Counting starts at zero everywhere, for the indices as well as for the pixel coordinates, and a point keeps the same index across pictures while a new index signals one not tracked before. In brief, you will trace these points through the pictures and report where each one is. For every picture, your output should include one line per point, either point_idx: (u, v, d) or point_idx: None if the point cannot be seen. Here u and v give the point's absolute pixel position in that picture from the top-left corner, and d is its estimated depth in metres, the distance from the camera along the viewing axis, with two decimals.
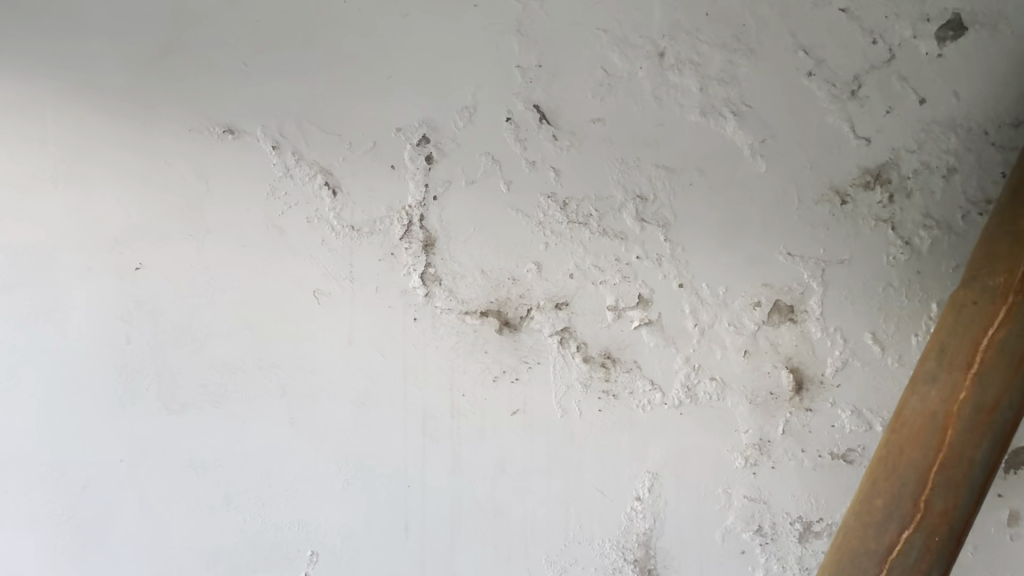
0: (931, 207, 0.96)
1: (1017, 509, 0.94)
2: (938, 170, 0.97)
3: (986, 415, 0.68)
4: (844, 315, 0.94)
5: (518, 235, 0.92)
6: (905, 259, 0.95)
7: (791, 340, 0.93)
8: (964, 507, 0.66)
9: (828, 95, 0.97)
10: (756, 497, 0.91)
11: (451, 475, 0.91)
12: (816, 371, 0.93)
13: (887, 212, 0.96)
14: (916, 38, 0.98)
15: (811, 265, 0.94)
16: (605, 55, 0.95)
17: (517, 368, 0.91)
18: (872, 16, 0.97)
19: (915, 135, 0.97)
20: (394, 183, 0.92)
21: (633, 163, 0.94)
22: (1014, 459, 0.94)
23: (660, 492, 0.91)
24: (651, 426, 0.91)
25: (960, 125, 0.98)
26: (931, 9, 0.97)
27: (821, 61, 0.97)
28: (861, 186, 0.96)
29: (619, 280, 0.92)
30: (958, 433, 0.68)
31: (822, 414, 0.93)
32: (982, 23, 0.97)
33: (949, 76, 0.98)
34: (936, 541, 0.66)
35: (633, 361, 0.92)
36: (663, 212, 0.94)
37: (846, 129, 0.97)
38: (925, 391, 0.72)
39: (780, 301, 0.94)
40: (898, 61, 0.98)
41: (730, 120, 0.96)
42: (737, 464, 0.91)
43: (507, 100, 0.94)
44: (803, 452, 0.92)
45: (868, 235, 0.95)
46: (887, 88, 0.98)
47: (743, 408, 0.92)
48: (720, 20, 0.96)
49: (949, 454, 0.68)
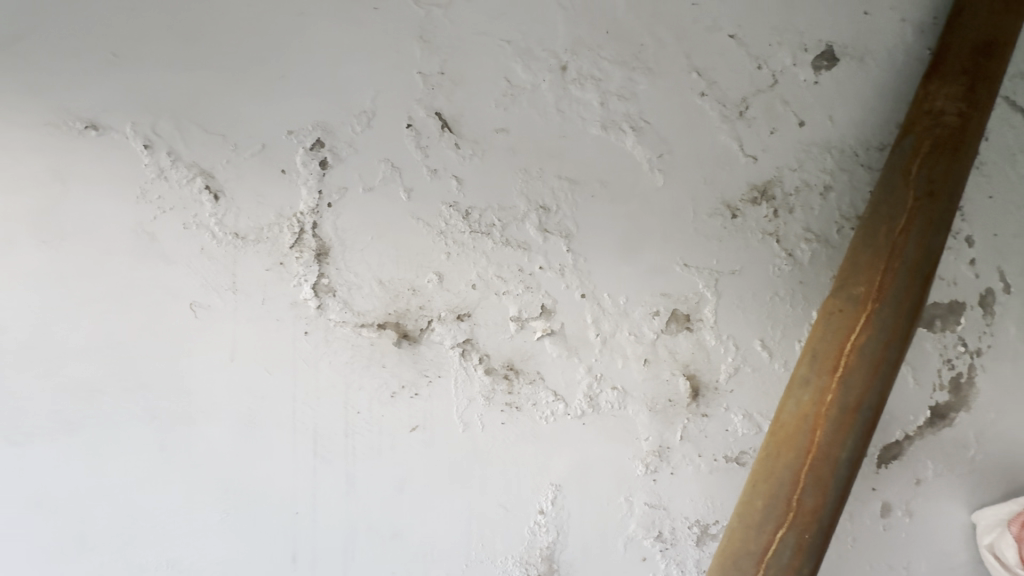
0: (811, 221, 1.03)
1: (886, 501, 1.02)
2: (817, 187, 1.04)
3: (850, 415, 0.73)
4: (735, 323, 0.98)
5: (418, 244, 0.90)
6: (788, 270, 1.01)
7: (688, 348, 0.96)
8: (831, 504, 0.70)
9: (720, 114, 1.02)
10: (657, 503, 0.93)
11: (346, 498, 0.85)
12: (711, 378, 0.97)
13: (772, 226, 1.02)
14: (795, 66, 1.06)
15: (705, 275, 0.98)
16: (509, 66, 0.95)
17: (417, 383, 0.87)
18: (758, 44, 1.05)
19: (796, 155, 1.05)
20: (285, 188, 0.87)
21: (536, 174, 0.94)
22: (886, 454, 1.02)
23: (563, 504, 0.90)
24: (554, 437, 0.90)
25: (835, 146, 1.06)
26: (808, 40, 1.06)
27: (713, 83, 1.03)
28: (749, 201, 1.02)
29: (522, 291, 0.92)
30: (826, 433, 0.72)
31: (717, 418, 0.96)
32: (852, 56, 1.07)
33: (824, 102, 1.06)
34: (806, 539, 0.69)
35: (535, 372, 0.91)
36: (566, 223, 0.94)
37: (735, 147, 1.02)
38: (799, 394, 0.76)
39: (677, 310, 0.97)
40: (781, 86, 1.05)
41: (629, 135, 0.99)
42: (638, 471, 0.93)
43: (408, 106, 0.92)
44: (700, 456, 0.95)
45: (756, 247, 1.01)
46: (772, 111, 1.04)
47: (644, 415, 0.93)
48: (621, 38, 1.00)
49: (817, 454, 0.72)
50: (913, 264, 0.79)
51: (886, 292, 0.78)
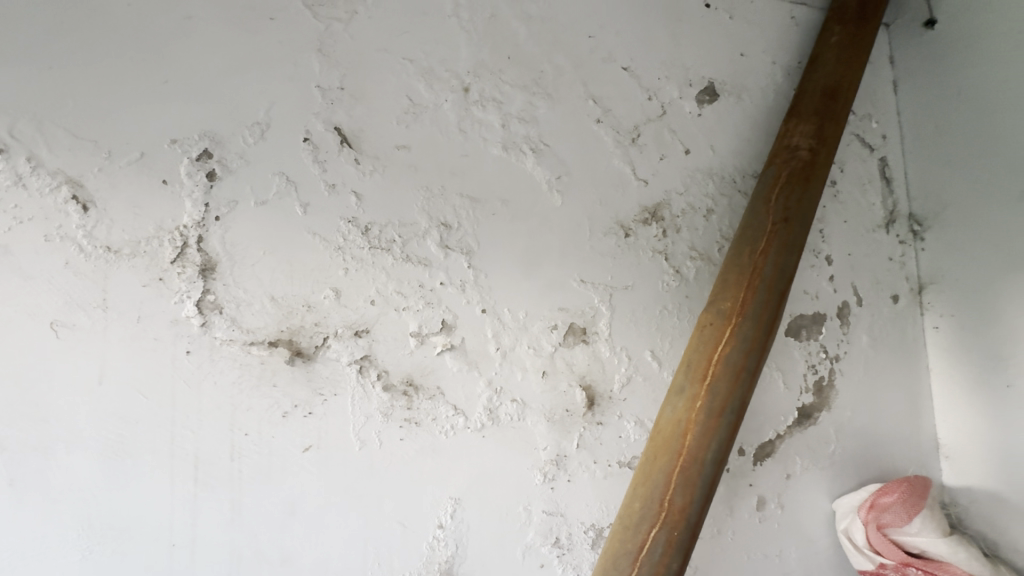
0: (696, 241, 1.13)
1: (762, 495, 1.12)
2: (701, 210, 1.14)
3: (715, 420, 0.80)
4: (628, 335, 1.05)
5: (314, 260, 0.88)
6: (676, 286, 1.10)
7: (584, 359, 1.02)
8: (697, 502, 0.76)
9: (614, 140, 1.10)
10: (554, 511, 0.96)
11: (230, 526, 0.81)
12: (605, 388, 1.02)
13: (662, 245, 1.10)
14: (681, 99, 1.17)
15: (600, 290, 1.04)
16: (411, 84, 0.98)
17: (311, 402, 0.86)
18: (648, 77, 1.15)
19: (683, 179, 1.14)
20: (165, 200, 0.82)
21: (438, 191, 0.97)
22: (761, 452, 1.13)
23: (462, 517, 0.91)
24: (454, 450, 0.92)
25: (716, 173, 1.17)
26: (692, 76, 1.18)
27: (607, 110, 1.11)
28: (641, 221, 1.10)
29: (422, 306, 0.93)
30: (695, 437, 0.79)
31: (611, 426, 1.02)
32: (730, 92, 1.21)
33: (707, 132, 1.18)
34: (676, 536, 0.75)
35: (435, 387, 0.92)
36: (466, 239, 0.97)
37: (628, 171, 1.10)
38: (675, 401, 0.83)
39: (574, 323, 1.02)
40: (669, 117, 1.15)
41: (530, 156, 1.03)
42: (537, 480, 0.96)
43: (305, 119, 0.91)
44: (595, 463, 1.00)
45: (647, 264, 1.09)
46: (661, 138, 1.14)
47: (542, 426, 0.97)
48: (521, 64, 1.05)
49: (687, 456, 0.78)
50: (770, 282, 0.89)
51: (747, 307, 0.87)
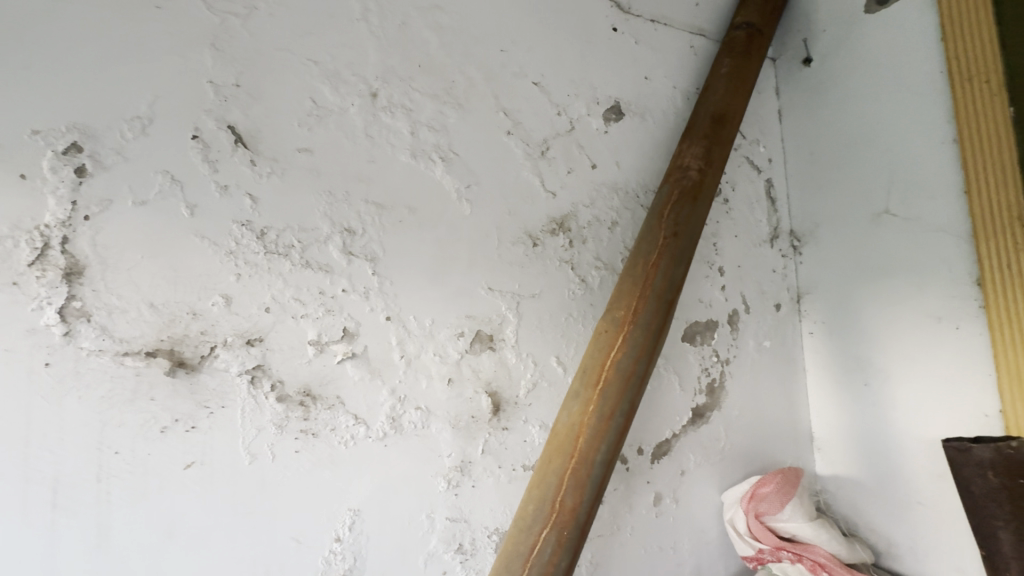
0: (601, 251, 1.19)
1: (659, 491, 1.19)
2: (606, 222, 1.20)
3: (606, 422, 0.85)
4: (534, 342, 1.08)
5: (202, 264, 0.83)
6: (581, 294, 1.15)
7: (491, 366, 1.04)
8: (586, 502, 0.80)
9: (524, 152, 1.14)
10: (457, 517, 0.97)
11: (95, 554, 0.74)
12: (511, 393, 1.05)
13: (568, 254, 1.15)
14: (589, 116, 1.23)
15: (508, 298, 1.07)
16: (314, 86, 0.95)
17: (195, 416, 0.81)
18: (557, 93, 1.19)
19: (589, 193, 1.20)
20: (23, 197, 0.75)
21: (341, 196, 0.95)
22: (658, 450, 1.20)
23: (362, 528, 0.89)
24: (354, 460, 0.90)
25: (621, 188, 1.24)
26: (599, 95, 1.25)
27: (518, 123, 1.14)
28: (548, 232, 1.14)
29: (322, 314, 0.91)
30: (586, 439, 0.83)
31: (516, 431, 1.04)
32: (634, 112, 1.28)
33: (612, 149, 1.24)
34: (565, 535, 0.78)
35: (335, 397, 0.90)
36: (371, 246, 0.96)
37: (537, 183, 1.14)
38: (571, 406, 0.87)
39: (481, 331, 1.04)
40: (577, 132, 1.21)
41: (439, 165, 1.04)
42: (440, 487, 0.96)
43: (195, 116, 0.86)
44: (500, 468, 1.02)
45: (553, 273, 1.13)
46: (569, 152, 1.19)
47: (446, 433, 0.98)
48: (432, 73, 1.06)
49: (578, 458, 0.82)
50: (660, 292, 0.95)
51: (639, 315, 0.92)
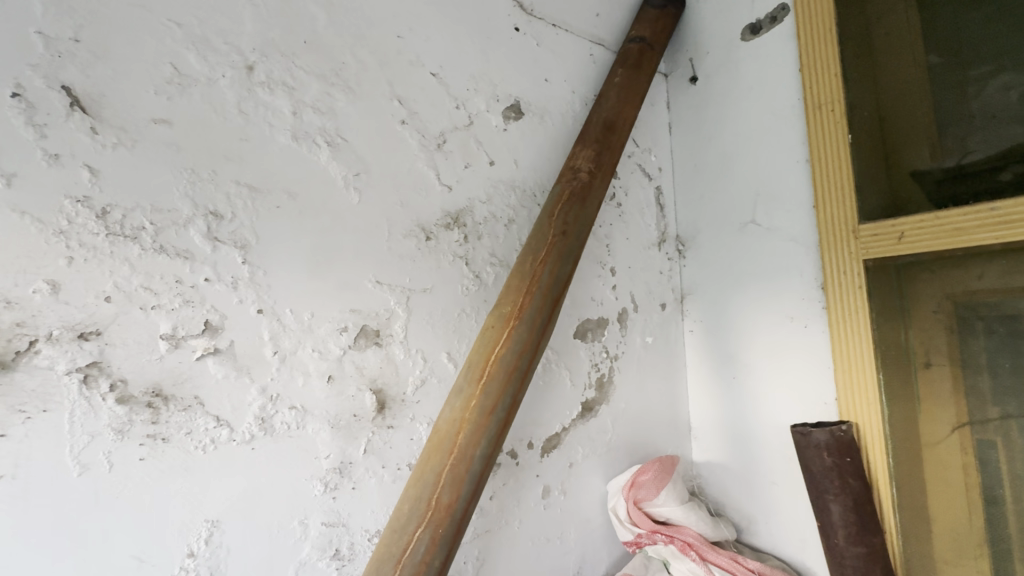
0: (496, 248, 1.19)
1: (547, 484, 1.22)
2: (502, 219, 1.21)
3: (487, 417, 0.85)
4: (424, 338, 1.06)
5: (20, 245, 0.71)
6: (475, 290, 1.14)
7: (377, 362, 1.00)
8: (463, 498, 0.80)
9: (419, 143, 1.11)
10: (335, 521, 0.92)
11: None
12: (398, 391, 1.02)
13: (463, 250, 1.14)
14: (488, 112, 1.23)
15: (397, 292, 1.04)
16: (177, 51, 0.86)
17: (6, 421, 0.69)
18: (456, 86, 1.18)
19: (486, 189, 1.20)
20: None
21: (206, 176, 0.86)
22: (548, 444, 1.24)
23: (221, 541, 0.82)
24: (214, 466, 0.82)
25: (518, 186, 1.25)
26: (499, 93, 1.26)
27: (414, 113, 1.11)
28: (443, 226, 1.12)
29: (179, 306, 0.82)
30: (466, 435, 0.83)
31: (402, 429, 1.01)
32: (534, 113, 1.31)
33: (511, 147, 1.25)
34: (440, 533, 0.77)
35: (192, 398, 0.81)
36: (241, 232, 0.88)
37: (432, 176, 1.12)
38: (454, 401, 0.86)
39: (367, 326, 0.99)
40: (475, 127, 1.20)
41: (324, 149, 0.98)
42: (315, 491, 0.91)
43: (17, 71, 0.74)
44: (384, 468, 0.98)
45: (447, 268, 1.11)
46: (466, 147, 1.18)
47: (324, 433, 0.93)
48: (319, 51, 1.00)
49: (458, 454, 0.81)
50: (546, 289, 0.97)
51: (525, 311, 0.94)
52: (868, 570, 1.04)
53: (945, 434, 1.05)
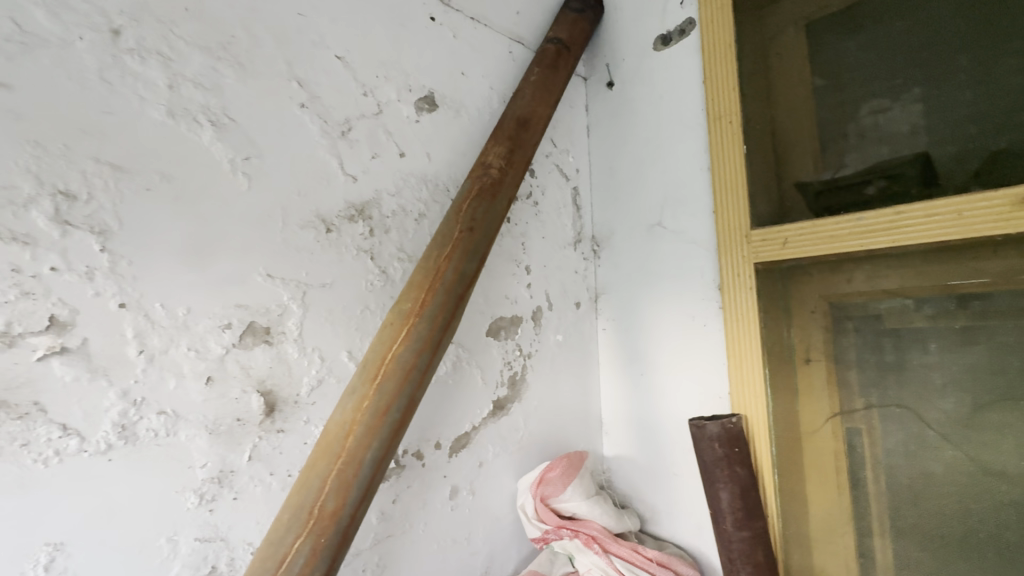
0: (404, 243, 1.15)
1: (456, 484, 1.20)
2: (412, 213, 1.17)
3: (380, 418, 0.81)
4: (322, 335, 1.00)
5: None
6: (380, 286, 1.10)
7: (266, 362, 0.93)
8: (349, 504, 0.76)
9: (320, 129, 1.04)
10: (211, 536, 0.84)
11: None
12: (291, 392, 0.95)
13: (368, 244, 1.09)
14: (399, 102, 1.18)
15: (291, 287, 0.97)
16: (20, 5, 0.75)
17: None
18: (364, 72, 1.13)
19: (395, 181, 1.15)
20: None
21: (56, 151, 0.75)
22: (457, 444, 1.21)
23: (65, 567, 0.72)
24: (58, 481, 0.72)
25: (430, 180, 1.22)
26: (412, 83, 1.22)
27: (315, 96, 1.04)
28: (345, 218, 1.06)
29: (16, 298, 0.71)
30: (356, 438, 0.78)
31: (295, 433, 0.95)
32: (448, 106, 1.28)
33: (423, 139, 1.22)
34: (322, 543, 0.73)
35: (31, 404, 0.71)
36: (100, 216, 0.78)
37: (334, 165, 1.06)
38: (345, 402, 0.82)
39: (255, 323, 0.92)
40: (384, 117, 1.15)
41: (207, 129, 0.90)
42: (187, 505, 0.82)
43: None
44: (271, 475, 0.92)
45: (349, 262, 1.06)
46: (373, 137, 1.13)
47: (201, 440, 0.85)
48: (204, 22, 0.92)
49: (346, 458, 0.77)
50: (450, 286, 0.95)
51: (425, 308, 0.91)
52: (751, 553, 1.12)
53: (821, 424, 1.15)
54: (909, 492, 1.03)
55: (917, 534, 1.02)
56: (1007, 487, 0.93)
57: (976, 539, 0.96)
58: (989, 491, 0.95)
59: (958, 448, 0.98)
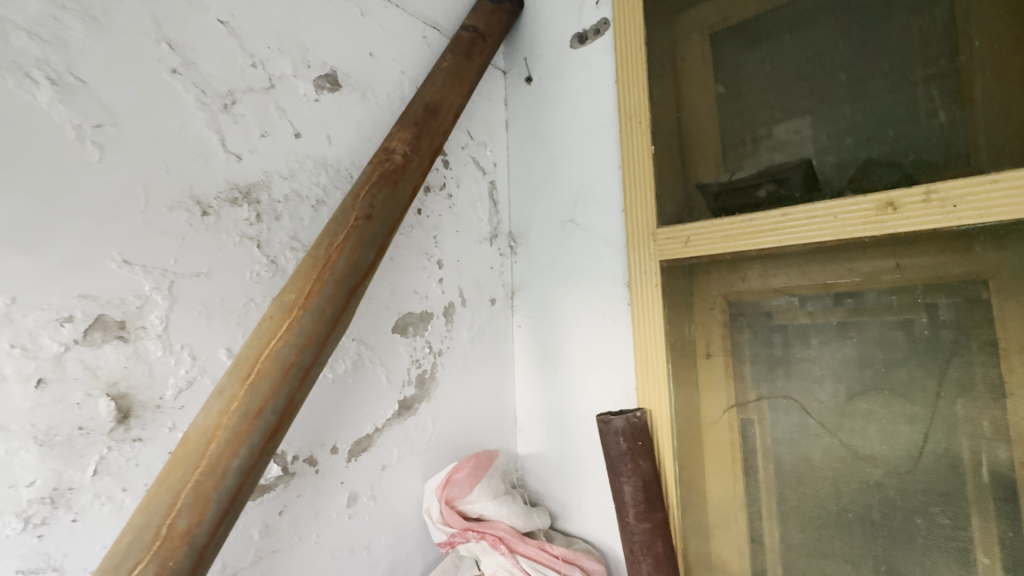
0: (298, 231, 1.06)
1: (355, 490, 1.13)
2: (308, 199, 1.08)
3: (250, 422, 0.73)
4: (194, 331, 0.89)
5: None
6: (269, 277, 1.00)
7: (120, 362, 0.81)
8: (207, 521, 0.67)
9: (196, 100, 0.93)
10: (40, 567, 0.71)
11: None
12: (153, 395, 0.84)
13: (254, 230, 0.99)
14: (295, 78, 1.09)
15: (155, 275, 0.86)
16: None
17: None
18: (252, 41, 1.02)
19: (289, 163, 1.06)
20: None
21: None
22: (356, 447, 1.14)
23: None
24: None
25: (331, 164, 1.13)
26: (311, 58, 1.12)
27: (190, 63, 0.93)
28: (227, 201, 0.96)
29: None
30: (220, 445, 0.70)
31: (156, 441, 0.83)
32: (353, 87, 1.20)
33: (323, 121, 1.13)
34: (169, 567, 0.63)
35: None
36: None
37: (214, 141, 0.95)
38: (210, 405, 0.73)
39: (106, 316, 0.80)
40: (277, 92, 1.05)
41: (45, 88, 0.77)
42: (7, 532, 0.69)
43: None
44: (124, 491, 0.80)
45: (231, 250, 0.95)
46: (263, 113, 1.03)
47: (29, 453, 0.72)
48: None
49: (206, 468, 0.69)
50: (341, 277, 0.88)
51: (311, 300, 0.83)
52: (651, 544, 1.14)
53: (718, 416, 1.20)
54: (792, 478, 1.10)
55: (799, 516, 1.09)
56: (872, 469, 1.01)
57: (847, 518, 1.03)
58: (859, 473, 1.02)
59: (833, 435, 1.06)
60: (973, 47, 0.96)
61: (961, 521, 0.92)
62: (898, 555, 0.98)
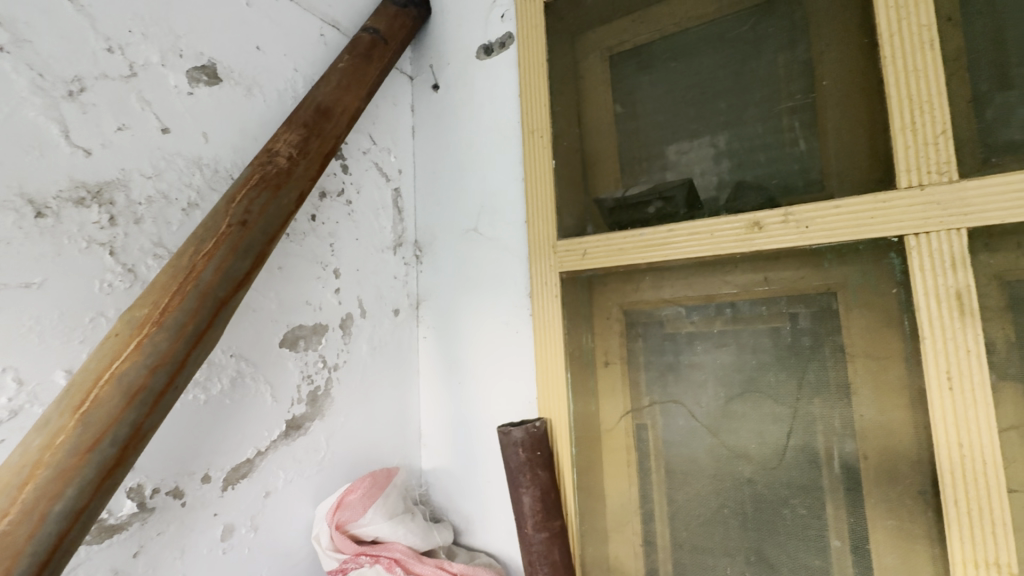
0: (164, 236, 0.95)
1: (231, 522, 1.03)
2: (177, 202, 0.97)
3: (80, 457, 0.65)
4: (22, 352, 0.77)
5: None
6: (124, 287, 0.89)
7: None
8: None
9: (30, 84, 0.81)
10: None
11: None
12: None
13: (105, 235, 0.87)
14: (163, 67, 0.98)
15: None
16: None
17: None
18: (109, 23, 0.91)
19: (153, 161, 0.95)
20: None
21: None
22: (233, 474, 1.04)
23: None
24: None
25: (206, 164, 1.03)
26: (184, 48, 1.02)
27: (23, 41, 0.81)
28: (70, 201, 0.84)
29: None
30: (38, 486, 0.62)
31: None
32: (236, 81, 1.11)
33: (198, 116, 1.03)
34: None
35: None
36: None
37: (54, 131, 0.83)
38: (30, 440, 0.64)
39: None
40: (139, 82, 0.95)
41: None
42: None
43: None
44: None
45: (74, 258, 0.83)
46: (120, 104, 0.91)
47: None
48: None
49: (17, 514, 0.60)
50: (207, 289, 0.81)
51: (167, 315, 0.76)
52: (548, 553, 1.16)
53: (615, 422, 1.24)
54: (679, 478, 1.16)
55: (683, 515, 1.15)
56: (745, 466, 1.10)
57: (724, 514, 1.11)
58: (734, 471, 1.10)
59: (714, 436, 1.13)
60: (823, 85, 1.08)
61: (816, 510, 1.02)
62: (766, 544, 1.06)
